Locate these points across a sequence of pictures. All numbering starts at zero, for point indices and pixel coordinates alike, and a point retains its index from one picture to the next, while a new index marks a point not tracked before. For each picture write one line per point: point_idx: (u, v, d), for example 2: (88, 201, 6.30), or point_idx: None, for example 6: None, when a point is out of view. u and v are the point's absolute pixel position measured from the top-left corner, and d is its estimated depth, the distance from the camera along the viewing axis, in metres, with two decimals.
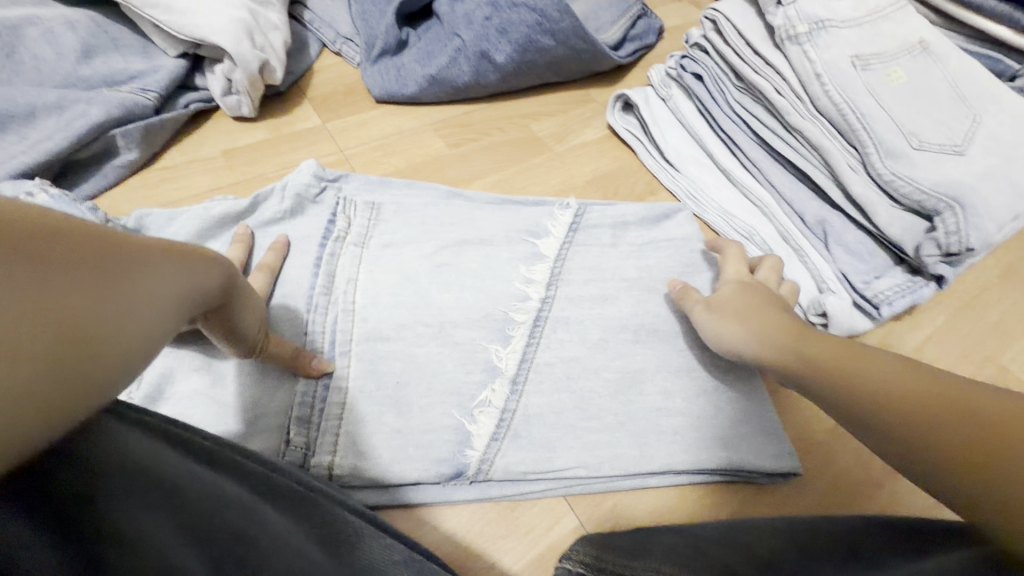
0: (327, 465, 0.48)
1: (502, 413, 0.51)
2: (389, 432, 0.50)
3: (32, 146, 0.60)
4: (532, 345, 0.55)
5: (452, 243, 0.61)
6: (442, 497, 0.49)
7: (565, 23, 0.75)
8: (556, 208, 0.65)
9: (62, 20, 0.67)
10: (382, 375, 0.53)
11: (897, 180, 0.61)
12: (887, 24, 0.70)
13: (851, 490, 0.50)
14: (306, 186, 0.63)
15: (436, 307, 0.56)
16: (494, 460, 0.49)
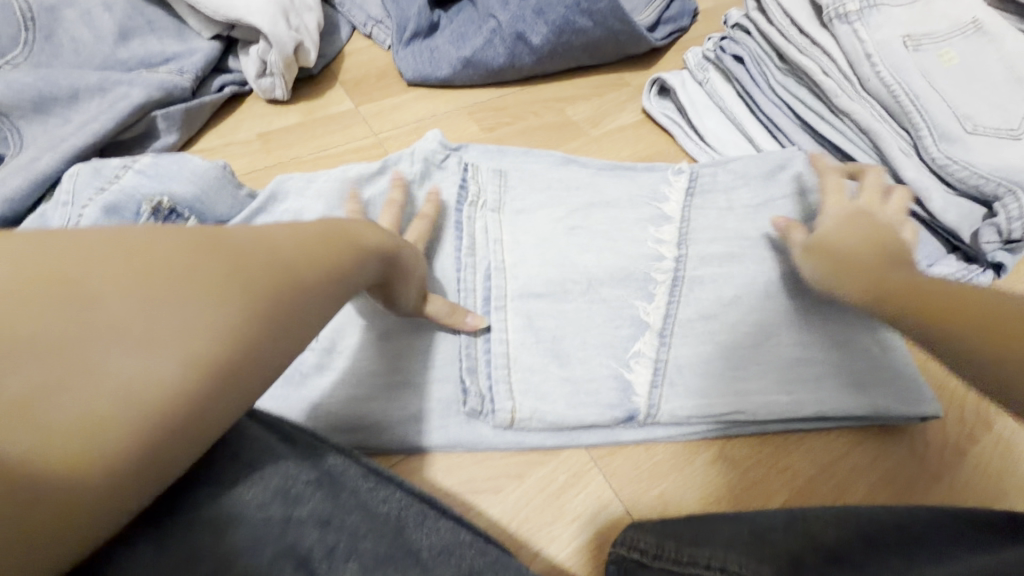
0: (508, 413, 0.48)
1: (658, 363, 0.51)
2: (557, 382, 0.50)
3: (77, 127, 0.59)
4: (674, 302, 0.53)
5: (579, 206, 0.59)
6: (610, 438, 0.49)
7: (603, 3, 0.73)
8: (667, 172, 0.62)
9: (98, 1, 0.67)
10: (539, 331, 0.52)
11: (952, 163, 0.59)
12: (939, 3, 0.67)
13: (906, 480, 0.48)
14: (432, 153, 0.62)
15: (582, 264, 0.55)
16: (661, 405, 0.49)
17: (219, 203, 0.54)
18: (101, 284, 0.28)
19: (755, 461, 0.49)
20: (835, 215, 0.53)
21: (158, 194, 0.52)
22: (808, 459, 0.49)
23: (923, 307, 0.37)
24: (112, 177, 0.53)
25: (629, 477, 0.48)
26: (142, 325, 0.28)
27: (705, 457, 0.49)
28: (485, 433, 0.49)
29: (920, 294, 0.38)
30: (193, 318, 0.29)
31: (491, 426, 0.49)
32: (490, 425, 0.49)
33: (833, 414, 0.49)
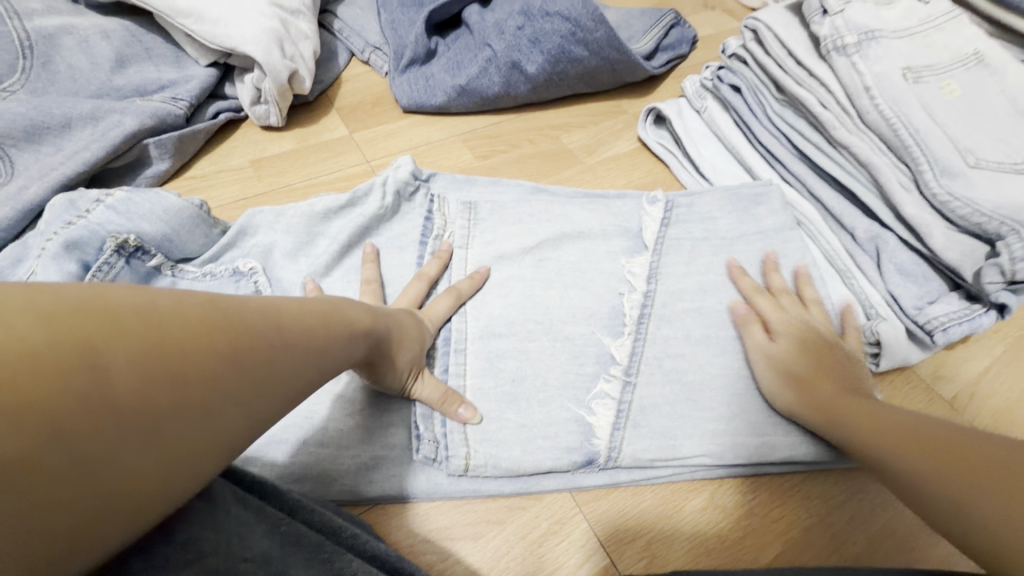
0: (462, 459, 0.47)
1: (620, 405, 0.49)
2: (513, 428, 0.48)
3: (67, 154, 0.59)
4: (639, 340, 0.53)
5: (549, 237, 0.59)
6: (571, 483, 0.48)
7: (599, 33, 0.73)
8: (643, 200, 0.63)
9: (97, 30, 0.68)
10: (499, 373, 0.51)
11: (952, 200, 0.57)
12: (939, 35, 0.66)
13: (907, 533, 0.46)
14: (404, 184, 0.62)
15: (544, 304, 0.55)
16: (622, 448, 0.48)
17: (190, 241, 0.55)
18: (134, 362, 0.24)
19: (749, 509, 0.47)
20: (771, 308, 0.53)
21: (125, 232, 0.52)
22: (804, 506, 0.47)
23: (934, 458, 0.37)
24: (83, 211, 0.52)
25: (617, 525, 0.46)
26: (131, 406, 0.24)
27: (695, 504, 0.47)
28: (441, 481, 0.47)
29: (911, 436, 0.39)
30: (184, 404, 0.25)
31: (446, 474, 0.47)
32: (444, 472, 0.47)
33: (805, 459, 0.48)
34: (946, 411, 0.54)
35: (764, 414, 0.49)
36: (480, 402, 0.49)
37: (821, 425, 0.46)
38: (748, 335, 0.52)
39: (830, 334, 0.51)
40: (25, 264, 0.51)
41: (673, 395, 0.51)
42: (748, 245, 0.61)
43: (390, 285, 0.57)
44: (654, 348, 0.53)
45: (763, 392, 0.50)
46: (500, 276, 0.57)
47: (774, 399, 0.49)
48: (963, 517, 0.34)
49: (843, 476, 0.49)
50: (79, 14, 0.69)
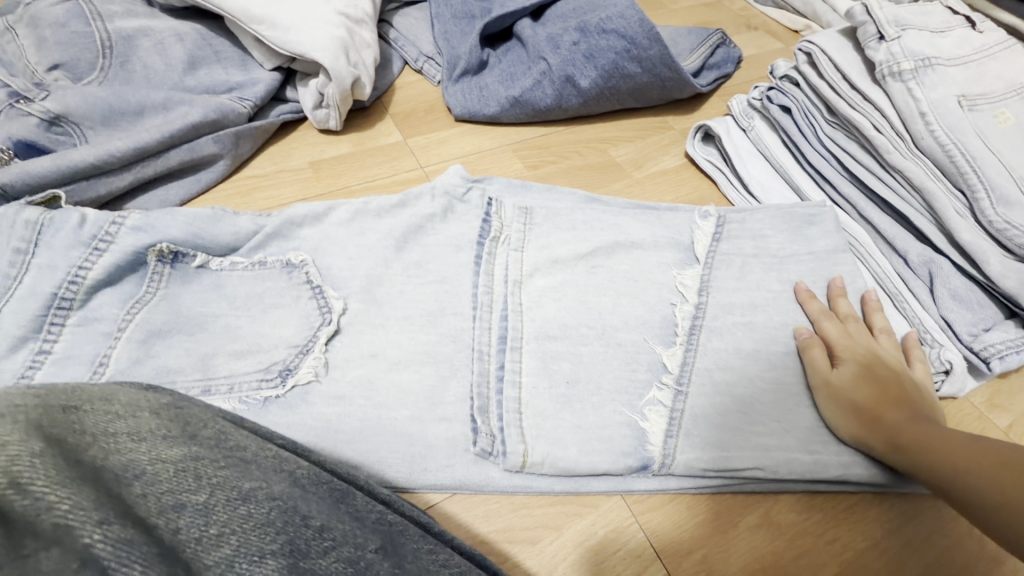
0: (520, 456, 0.47)
1: (672, 412, 0.50)
2: (569, 428, 0.49)
3: (127, 136, 0.61)
4: (690, 351, 0.53)
5: (604, 244, 0.60)
6: (620, 486, 0.48)
7: (653, 51, 0.75)
8: (695, 215, 0.64)
9: (172, 32, 0.71)
10: (553, 373, 0.51)
11: (1010, 228, 0.57)
12: (995, 63, 0.66)
13: (964, 562, 0.46)
14: (455, 188, 0.64)
15: (597, 311, 0.55)
16: (675, 455, 0.48)
17: (220, 234, 0.56)
18: None
19: (804, 528, 0.47)
20: (837, 333, 0.53)
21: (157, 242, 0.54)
22: (858, 529, 0.47)
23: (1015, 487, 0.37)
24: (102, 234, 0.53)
25: (674, 536, 0.47)
26: None
27: (749, 520, 0.48)
28: (494, 474, 0.48)
29: (990, 465, 0.39)
30: None
31: (501, 467, 0.48)
32: (500, 467, 0.48)
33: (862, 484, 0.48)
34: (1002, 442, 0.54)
35: (820, 437, 0.49)
36: (535, 401, 0.50)
37: (890, 455, 0.45)
38: (810, 361, 0.52)
39: (895, 363, 0.51)
40: (73, 253, 0.52)
41: (728, 405, 0.50)
42: (798, 264, 0.61)
43: (447, 281, 0.58)
44: (707, 361, 0.53)
45: (826, 418, 0.49)
46: (555, 280, 0.57)
47: (838, 426, 0.48)
48: None
49: (899, 499, 0.49)
50: (154, 17, 0.72)
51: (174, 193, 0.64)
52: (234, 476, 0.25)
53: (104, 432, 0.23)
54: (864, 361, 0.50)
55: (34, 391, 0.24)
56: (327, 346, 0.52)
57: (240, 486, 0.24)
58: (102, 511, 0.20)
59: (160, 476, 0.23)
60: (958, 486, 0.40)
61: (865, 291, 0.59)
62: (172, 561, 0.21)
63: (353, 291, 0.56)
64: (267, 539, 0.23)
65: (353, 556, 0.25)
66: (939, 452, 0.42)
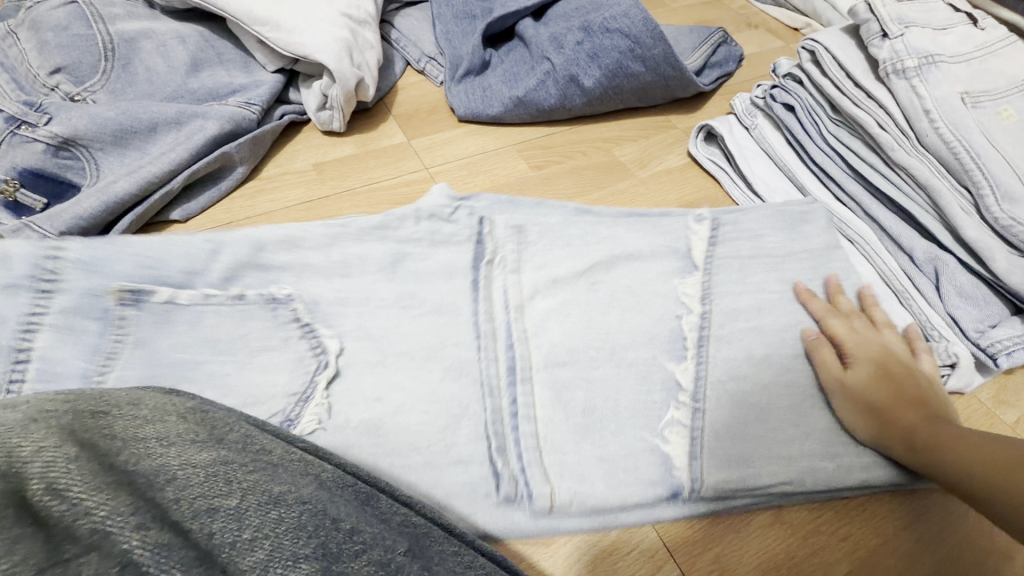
0: (547, 498, 0.46)
1: (693, 431, 0.50)
2: (593, 462, 0.48)
3: (156, 159, 0.61)
4: (702, 363, 0.53)
5: (600, 260, 0.59)
6: (649, 517, 0.47)
7: (656, 50, 0.75)
8: (689, 219, 0.64)
9: (174, 35, 0.70)
10: (568, 404, 0.51)
11: (1016, 225, 0.57)
12: (996, 60, 0.66)
13: (974, 558, 0.46)
14: (441, 208, 0.62)
15: (604, 328, 0.55)
16: (702, 477, 0.47)
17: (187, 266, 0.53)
18: None
19: (816, 525, 0.48)
20: (845, 330, 0.54)
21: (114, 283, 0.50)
22: (868, 522, 0.48)
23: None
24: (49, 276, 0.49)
25: (688, 534, 0.47)
26: None
27: (762, 518, 0.48)
28: (521, 521, 0.46)
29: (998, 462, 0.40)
30: None
31: (527, 513, 0.46)
32: (527, 512, 0.46)
33: (864, 483, 0.48)
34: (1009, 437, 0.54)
35: (837, 438, 0.49)
36: (555, 435, 0.49)
37: (907, 456, 0.46)
38: (819, 361, 0.52)
39: (905, 358, 0.51)
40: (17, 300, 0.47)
41: (738, 412, 0.50)
42: (797, 263, 0.61)
43: (444, 310, 0.56)
44: (718, 371, 0.53)
45: (841, 419, 0.50)
46: (555, 301, 0.57)
47: (853, 427, 0.49)
48: None
49: (913, 496, 0.49)
50: (155, 19, 0.72)
51: (195, 204, 0.63)
52: (264, 480, 0.25)
53: (135, 437, 0.24)
54: (872, 359, 0.51)
55: (69, 398, 0.25)
56: (335, 392, 0.50)
57: (271, 489, 0.24)
58: (137, 515, 0.20)
59: (190, 479, 0.23)
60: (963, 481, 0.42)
61: (863, 286, 0.59)
62: (208, 563, 0.20)
63: (348, 330, 0.53)
64: (300, 544, 0.22)
65: (384, 559, 0.24)
66: (953, 451, 0.43)
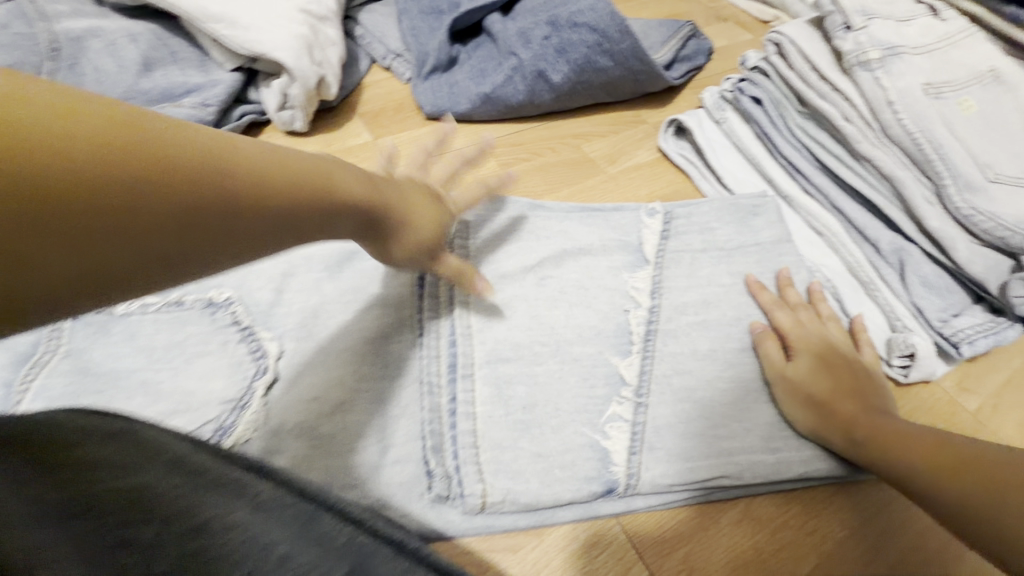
0: (479, 497, 0.45)
1: (633, 427, 0.49)
2: (529, 458, 0.47)
3: None
4: (648, 357, 0.53)
5: (550, 254, 0.58)
6: (588, 513, 0.47)
7: (624, 44, 0.74)
8: (641, 212, 0.63)
9: (124, 33, 0.68)
10: (508, 401, 0.49)
11: (976, 214, 0.58)
12: (957, 51, 0.67)
13: (936, 547, 0.46)
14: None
15: (550, 326, 0.54)
16: (640, 474, 0.47)
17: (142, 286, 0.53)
18: None
19: (783, 519, 0.48)
20: (789, 323, 0.54)
21: None
22: (836, 515, 0.48)
23: (967, 476, 0.39)
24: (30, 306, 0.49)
25: (656, 533, 0.47)
26: None
27: (731, 516, 0.48)
28: (453, 519, 0.45)
29: (940, 455, 0.42)
30: None
31: (459, 512, 0.45)
32: (458, 510, 0.45)
33: (819, 474, 0.49)
34: (971, 424, 0.55)
35: (778, 432, 0.50)
36: (491, 431, 0.48)
37: (846, 447, 0.47)
38: (765, 355, 0.53)
39: (847, 349, 0.52)
40: None
41: (698, 408, 0.51)
42: (747, 256, 0.61)
43: (392, 303, 0.54)
44: (663, 366, 0.53)
45: (784, 412, 0.51)
46: (503, 296, 0.55)
47: (796, 419, 0.50)
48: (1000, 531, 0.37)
49: (876, 487, 0.49)
50: (104, 17, 0.69)
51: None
52: (197, 499, 0.26)
53: None
54: (816, 351, 0.52)
55: None
56: (266, 396, 0.48)
57: (205, 505, 0.26)
58: None
59: None
60: (908, 475, 0.43)
61: (812, 281, 0.60)
62: None
63: (289, 330, 0.52)
64: None
65: None
66: (897, 447, 0.44)
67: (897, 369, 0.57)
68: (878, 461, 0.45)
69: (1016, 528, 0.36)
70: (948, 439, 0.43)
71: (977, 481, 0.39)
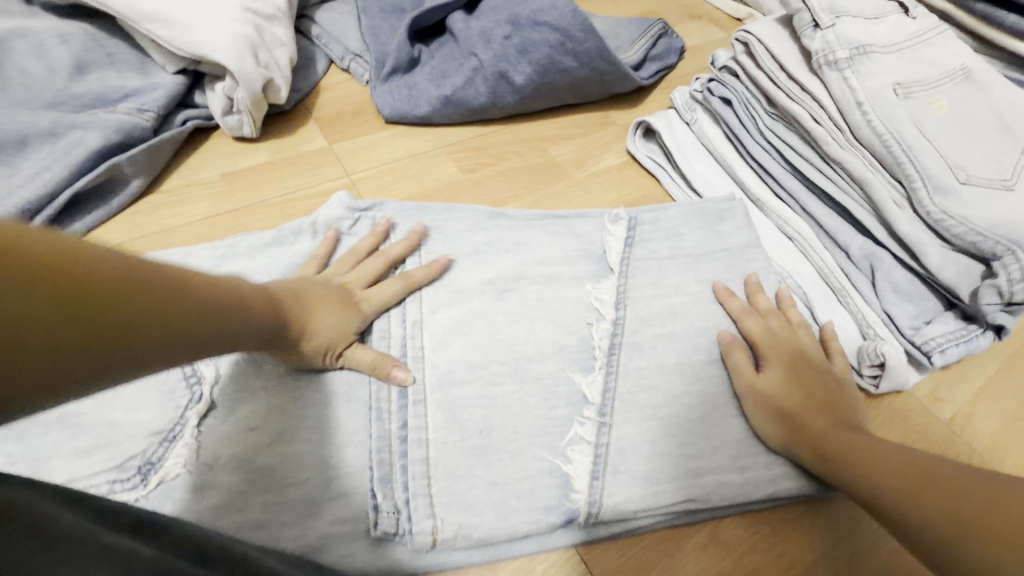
0: (429, 534, 0.42)
1: (597, 449, 0.46)
2: (484, 487, 0.44)
3: (29, 178, 0.56)
4: (612, 373, 0.50)
5: (511, 265, 0.56)
6: (547, 544, 0.44)
7: (589, 43, 0.71)
8: (605, 219, 0.60)
9: (54, 34, 0.64)
10: (463, 426, 0.46)
11: (947, 219, 0.57)
12: (927, 50, 0.65)
13: (910, 568, 0.44)
14: (338, 220, 0.59)
15: (509, 342, 0.51)
16: (602, 500, 0.44)
17: None
18: None
19: (751, 543, 0.46)
20: (760, 331, 0.52)
21: None
22: (805, 536, 0.46)
23: (932, 494, 0.38)
24: None
25: (619, 563, 0.44)
26: None
27: (696, 541, 0.45)
28: (401, 556, 0.42)
29: (903, 472, 0.40)
30: None
31: (408, 550, 0.42)
32: (407, 548, 0.42)
33: (789, 494, 0.47)
34: (946, 434, 0.53)
35: (746, 449, 0.48)
36: (445, 459, 0.45)
37: (814, 462, 0.45)
38: (733, 364, 0.51)
39: (819, 360, 0.50)
40: None
41: (664, 426, 0.48)
42: (714, 264, 0.59)
43: None
44: (628, 382, 0.50)
45: (753, 425, 0.49)
46: (459, 313, 0.52)
47: (764, 433, 0.48)
48: (960, 554, 0.35)
49: (846, 505, 0.47)
50: (34, 17, 0.65)
51: (82, 223, 0.57)
52: (61, 559, 0.24)
53: None
54: (786, 361, 0.50)
55: None
56: (200, 426, 0.45)
57: None
58: None
59: None
60: (871, 493, 0.41)
61: (781, 287, 0.58)
62: None
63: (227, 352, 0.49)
64: None
65: None
66: (864, 463, 0.42)
67: (867, 379, 0.55)
68: (841, 477, 0.43)
69: (974, 550, 0.34)
70: (914, 456, 0.41)
71: (941, 501, 0.37)
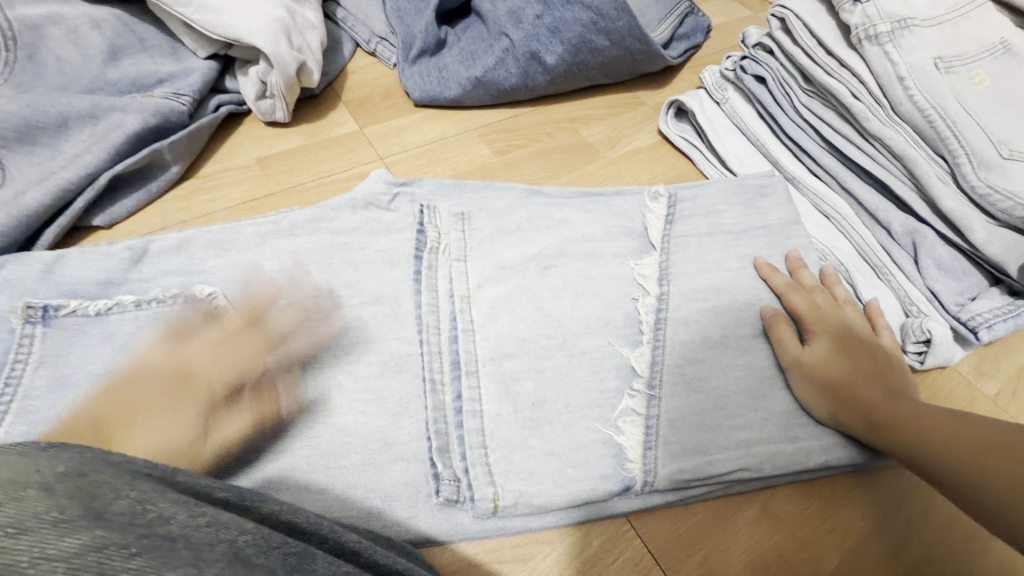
0: (490, 500, 0.43)
1: (648, 421, 0.47)
2: (541, 457, 0.45)
3: (71, 160, 0.56)
4: (659, 347, 0.50)
5: (554, 242, 0.55)
6: (601, 511, 0.45)
7: (620, 21, 0.70)
8: (645, 196, 0.60)
9: (87, 19, 0.63)
10: (517, 398, 0.47)
11: (993, 193, 0.56)
12: (967, 24, 0.64)
13: (963, 534, 0.45)
14: (378, 195, 0.58)
15: (555, 319, 0.51)
16: (657, 469, 0.45)
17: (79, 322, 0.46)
18: None
19: (803, 512, 0.46)
20: (806, 306, 0.52)
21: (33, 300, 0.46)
22: (857, 507, 0.46)
23: (989, 460, 0.37)
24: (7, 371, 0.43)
25: (674, 533, 0.45)
26: None
27: (748, 513, 0.46)
28: (463, 520, 0.43)
29: (958, 439, 0.40)
30: None
31: (470, 515, 0.43)
32: (469, 513, 0.43)
33: (839, 463, 0.47)
34: (989, 409, 0.53)
35: (795, 421, 0.48)
36: (501, 430, 0.45)
37: (864, 432, 0.45)
38: (777, 337, 0.50)
39: (867, 334, 0.50)
40: None
41: (713, 398, 0.48)
42: (754, 240, 0.58)
43: (384, 301, 0.52)
44: (674, 356, 0.50)
45: (800, 397, 0.48)
46: (506, 288, 0.52)
47: (812, 404, 0.48)
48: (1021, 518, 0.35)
49: (895, 477, 0.48)
50: None
51: (123, 206, 0.57)
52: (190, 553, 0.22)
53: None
54: (833, 333, 0.49)
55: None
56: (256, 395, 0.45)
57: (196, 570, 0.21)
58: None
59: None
60: (925, 462, 0.41)
61: (824, 265, 0.58)
62: None
63: (275, 329, 0.49)
64: None
65: None
66: (916, 430, 0.42)
67: (912, 355, 0.55)
68: (893, 445, 0.43)
69: None
70: (967, 422, 0.40)
71: (998, 466, 0.37)
